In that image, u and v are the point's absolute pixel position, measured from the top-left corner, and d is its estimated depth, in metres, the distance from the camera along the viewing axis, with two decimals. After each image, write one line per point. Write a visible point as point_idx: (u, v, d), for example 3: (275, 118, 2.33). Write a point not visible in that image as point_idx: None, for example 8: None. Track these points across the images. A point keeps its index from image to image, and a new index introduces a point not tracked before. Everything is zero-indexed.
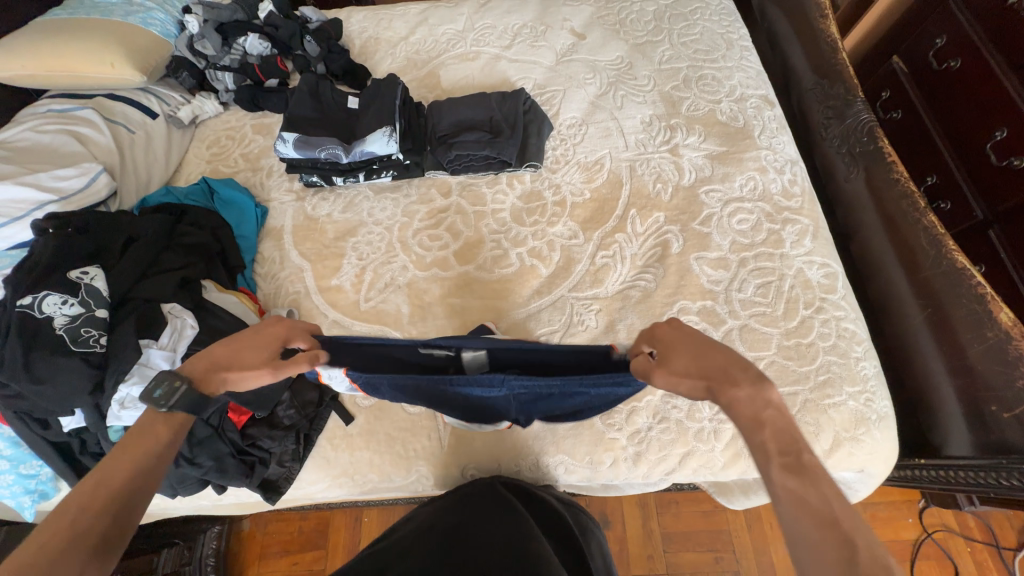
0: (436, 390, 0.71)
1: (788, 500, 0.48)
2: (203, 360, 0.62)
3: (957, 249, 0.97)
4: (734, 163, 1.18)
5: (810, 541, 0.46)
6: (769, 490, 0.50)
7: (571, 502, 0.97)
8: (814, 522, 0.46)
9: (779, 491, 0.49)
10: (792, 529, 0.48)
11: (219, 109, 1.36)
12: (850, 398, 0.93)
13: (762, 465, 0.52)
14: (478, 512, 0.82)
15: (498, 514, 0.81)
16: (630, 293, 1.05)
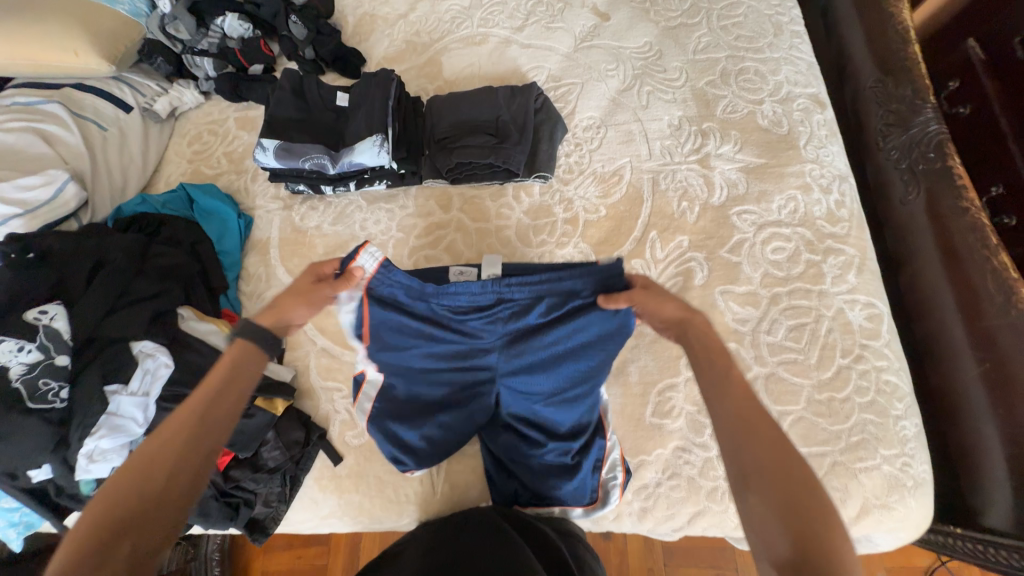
0: (428, 312, 0.80)
1: (745, 393, 0.57)
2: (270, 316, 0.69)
3: (1000, 249, 0.88)
4: (773, 179, 1.03)
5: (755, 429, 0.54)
6: (724, 378, 0.59)
7: (570, 528, 0.82)
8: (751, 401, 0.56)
9: (735, 388, 0.58)
10: (732, 411, 0.56)
11: (200, 99, 1.23)
12: (885, 462, 0.84)
13: (719, 366, 0.61)
14: (466, 546, 0.71)
15: (491, 553, 0.68)
16: (646, 331, 0.95)
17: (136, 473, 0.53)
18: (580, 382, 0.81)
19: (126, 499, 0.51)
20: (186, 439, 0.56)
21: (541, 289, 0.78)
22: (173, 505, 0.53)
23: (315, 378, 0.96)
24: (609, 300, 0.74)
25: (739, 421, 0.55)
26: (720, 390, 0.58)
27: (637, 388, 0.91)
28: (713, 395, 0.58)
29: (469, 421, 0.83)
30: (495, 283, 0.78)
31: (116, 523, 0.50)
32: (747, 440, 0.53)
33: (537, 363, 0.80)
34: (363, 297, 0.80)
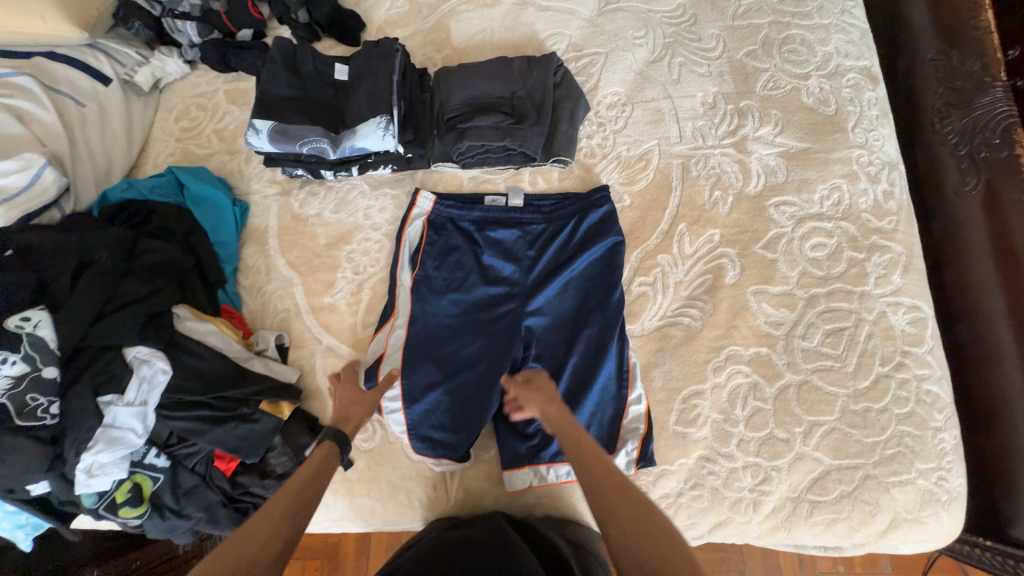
0: (471, 232, 0.96)
1: (593, 459, 0.66)
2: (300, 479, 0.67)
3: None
4: (816, 167, 0.94)
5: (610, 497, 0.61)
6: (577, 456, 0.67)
7: (584, 543, 0.78)
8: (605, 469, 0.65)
9: (585, 455, 0.67)
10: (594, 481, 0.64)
11: (185, 69, 1.12)
12: (919, 476, 0.80)
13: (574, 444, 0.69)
14: (467, 545, 0.71)
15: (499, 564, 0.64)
16: (670, 333, 0.89)
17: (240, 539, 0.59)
18: (606, 297, 0.89)
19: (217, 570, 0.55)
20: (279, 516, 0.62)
21: (557, 207, 0.96)
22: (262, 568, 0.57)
23: (322, 379, 0.92)
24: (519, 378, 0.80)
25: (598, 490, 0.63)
26: (582, 463, 0.66)
27: (661, 394, 0.86)
28: (582, 468, 0.66)
29: (503, 369, 0.87)
30: (520, 207, 0.96)
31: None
32: (607, 505, 0.61)
33: (564, 289, 0.92)
34: (425, 223, 0.97)
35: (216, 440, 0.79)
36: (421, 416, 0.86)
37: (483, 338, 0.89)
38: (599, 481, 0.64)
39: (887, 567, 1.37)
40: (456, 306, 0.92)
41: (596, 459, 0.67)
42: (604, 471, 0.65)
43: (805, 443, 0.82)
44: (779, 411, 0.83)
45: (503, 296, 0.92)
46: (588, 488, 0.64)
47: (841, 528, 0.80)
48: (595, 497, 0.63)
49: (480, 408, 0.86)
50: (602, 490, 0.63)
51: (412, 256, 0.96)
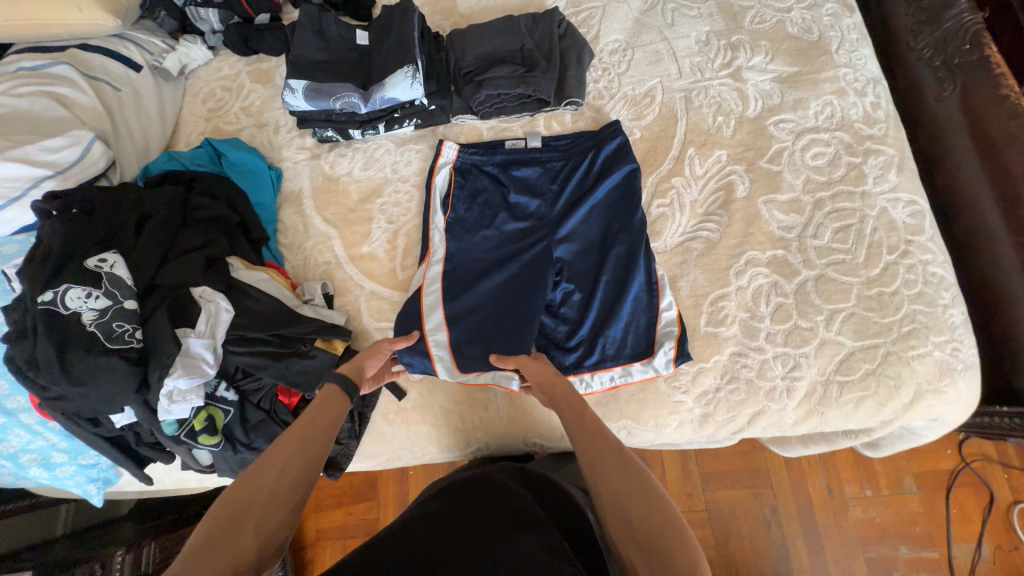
0: (497, 174, 1.03)
1: (591, 429, 0.66)
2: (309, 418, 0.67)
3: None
4: (808, 87, 1.02)
5: (607, 465, 0.61)
6: (576, 431, 0.68)
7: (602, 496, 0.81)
8: (599, 438, 0.65)
9: (585, 425, 0.67)
10: (590, 451, 0.64)
11: (208, 55, 1.19)
12: (936, 349, 0.86)
13: (574, 416, 0.69)
14: (483, 493, 0.75)
15: (512, 518, 0.68)
16: (691, 246, 0.96)
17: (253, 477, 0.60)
18: (630, 217, 0.95)
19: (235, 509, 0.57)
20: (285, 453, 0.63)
21: (575, 143, 1.03)
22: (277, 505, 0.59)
23: (368, 320, 0.97)
24: (502, 359, 0.84)
25: (593, 459, 0.62)
26: (580, 434, 0.67)
27: (689, 301, 0.93)
28: (580, 438, 0.66)
29: (538, 292, 0.93)
30: (540, 147, 1.03)
31: (228, 522, 0.56)
32: (600, 474, 0.61)
33: (589, 216, 0.98)
34: (452, 170, 1.03)
35: (278, 374, 0.83)
36: (462, 337, 0.91)
37: (516, 268, 0.95)
38: (594, 450, 0.64)
39: (912, 486, 1.41)
40: (489, 242, 0.98)
41: (596, 427, 0.67)
42: (601, 438, 0.64)
43: (827, 330, 0.88)
44: (800, 304, 0.90)
45: (531, 228, 0.98)
46: (584, 456, 0.64)
47: (870, 404, 0.86)
48: (590, 467, 0.62)
49: (518, 339, 0.89)
50: (598, 459, 0.62)
51: (443, 201, 1.02)
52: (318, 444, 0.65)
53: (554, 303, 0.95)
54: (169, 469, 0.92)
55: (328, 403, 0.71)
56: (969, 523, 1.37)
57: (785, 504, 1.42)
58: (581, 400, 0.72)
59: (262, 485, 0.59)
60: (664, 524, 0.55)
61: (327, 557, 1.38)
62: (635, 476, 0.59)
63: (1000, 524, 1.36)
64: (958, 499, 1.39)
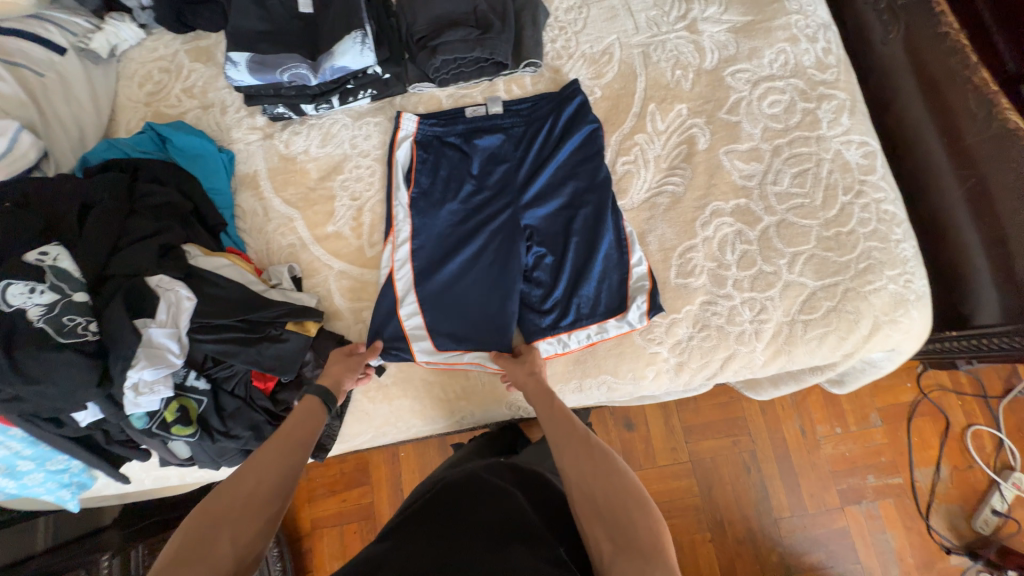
0: (459, 143, 1.01)
1: (562, 418, 0.73)
2: (284, 429, 0.71)
3: (1011, 108, 0.89)
4: (762, 35, 1.03)
5: (574, 447, 0.68)
6: (547, 421, 0.74)
7: None
8: (568, 426, 0.71)
9: (556, 414, 0.74)
10: (560, 436, 0.70)
11: (140, 35, 1.11)
12: (890, 282, 0.91)
13: (548, 407, 0.76)
14: (468, 494, 0.74)
15: (498, 517, 0.68)
16: (658, 201, 0.97)
17: (234, 485, 0.63)
18: (595, 178, 0.96)
19: (213, 525, 0.59)
20: (267, 462, 0.66)
21: (535, 105, 1.01)
22: (258, 511, 0.61)
23: (340, 300, 0.95)
24: (498, 357, 0.88)
25: (562, 443, 0.69)
26: (552, 423, 0.73)
27: (658, 255, 0.94)
28: (552, 426, 0.72)
29: (510, 259, 0.93)
30: (501, 114, 1.01)
31: (209, 528, 0.58)
32: (567, 457, 0.67)
33: (555, 178, 0.97)
34: (413, 142, 1.01)
35: (250, 359, 0.82)
36: (438, 318, 0.92)
37: (486, 236, 0.95)
38: (563, 436, 0.70)
39: (876, 420, 1.51)
40: (456, 213, 0.97)
41: (565, 417, 0.73)
42: (569, 426, 0.71)
43: (790, 272, 0.91)
44: (764, 249, 0.92)
45: (497, 195, 0.97)
46: (555, 442, 0.70)
47: (833, 339, 0.90)
48: (558, 450, 0.69)
49: (501, 327, 0.91)
50: (566, 444, 0.69)
51: (406, 175, 0.99)
52: (298, 453, 0.69)
53: (528, 267, 0.95)
54: (147, 467, 0.90)
55: (302, 413, 0.74)
56: (929, 448, 1.47)
57: (763, 448, 1.49)
58: (554, 392, 0.79)
59: (243, 492, 0.62)
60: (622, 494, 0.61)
61: (325, 544, 1.38)
62: (597, 454, 0.66)
63: (955, 446, 1.47)
64: (918, 427, 1.49)
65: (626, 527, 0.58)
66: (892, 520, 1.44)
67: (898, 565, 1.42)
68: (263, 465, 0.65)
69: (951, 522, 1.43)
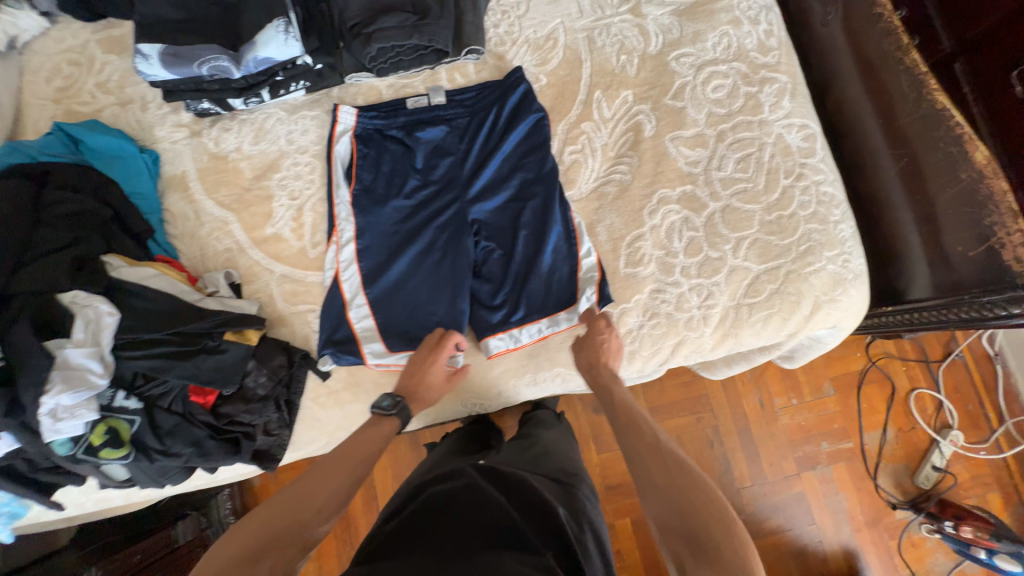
0: (401, 136, 0.97)
1: (631, 424, 0.73)
2: (349, 444, 0.73)
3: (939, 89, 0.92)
4: (705, 18, 1.02)
5: (652, 454, 0.68)
6: (623, 425, 0.74)
7: (564, 479, 0.84)
8: (640, 435, 0.71)
9: (627, 421, 0.74)
10: (637, 444, 0.70)
11: (43, 24, 1.01)
12: (829, 263, 0.93)
13: (620, 410, 0.76)
14: (454, 494, 0.72)
15: (486, 516, 0.66)
16: (606, 191, 0.97)
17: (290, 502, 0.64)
18: (543, 169, 0.94)
19: (271, 528, 0.61)
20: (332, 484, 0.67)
21: (479, 95, 0.98)
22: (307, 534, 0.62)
23: (283, 305, 0.92)
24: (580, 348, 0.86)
25: (639, 449, 0.69)
26: (628, 428, 0.73)
27: (608, 245, 0.94)
28: (629, 432, 0.72)
29: (458, 256, 0.91)
30: (444, 105, 0.98)
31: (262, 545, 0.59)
32: (645, 466, 0.66)
33: (502, 171, 0.95)
34: (353, 136, 0.96)
35: (186, 373, 0.78)
36: (389, 318, 0.89)
37: (432, 233, 0.93)
38: (636, 443, 0.70)
39: (829, 390, 1.58)
40: (401, 210, 0.94)
41: (640, 423, 0.73)
42: (642, 432, 0.71)
43: (735, 257, 0.93)
44: (709, 236, 0.93)
45: (443, 190, 0.95)
46: (630, 450, 0.70)
47: (776, 320, 0.93)
48: (636, 458, 0.69)
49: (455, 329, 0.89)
50: (643, 451, 0.69)
51: (347, 172, 0.95)
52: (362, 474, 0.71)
53: (477, 262, 0.93)
54: (85, 490, 0.86)
55: (377, 430, 0.77)
56: (877, 413, 1.56)
57: (725, 423, 1.55)
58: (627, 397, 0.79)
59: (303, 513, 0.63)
60: (703, 508, 0.59)
61: None
62: (676, 464, 0.65)
63: (900, 410, 1.56)
64: (867, 394, 1.57)
65: (707, 541, 0.56)
66: (843, 482, 1.53)
67: (849, 524, 1.51)
68: (327, 486, 0.67)
69: (896, 480, 1.53)
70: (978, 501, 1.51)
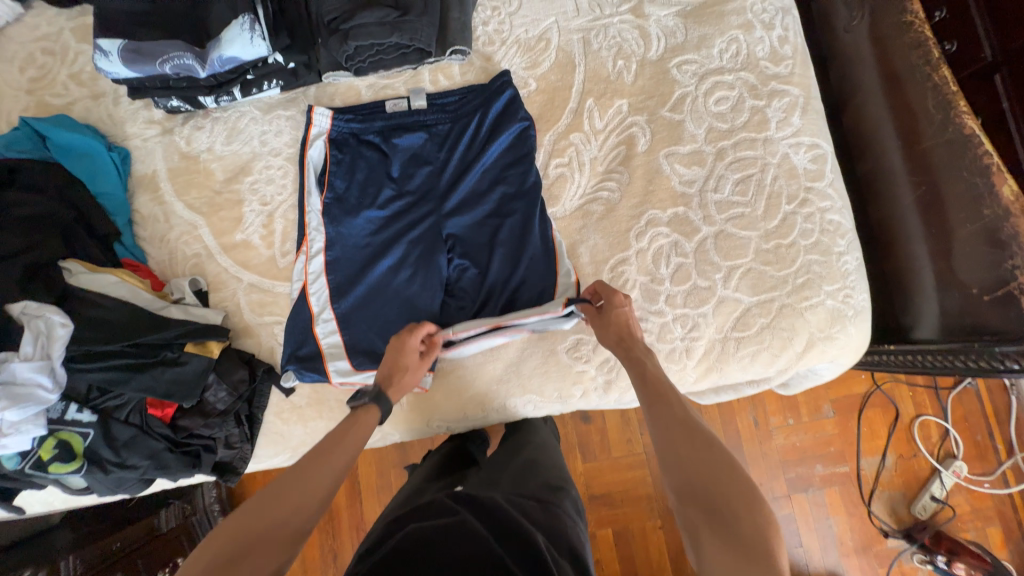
0: (378, 141, 0.92)
1: (658, 394, 0.65)
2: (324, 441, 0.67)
3: (969, 112, 0.82)
4: (713, 21, 0.93)
5: (679, 428, 0.60)
6: (649, 394, 0.66)
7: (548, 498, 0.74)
8: (668, 407, 0.63)
9: (655, 390, 0.66)
10: (665, 417, 0.62)
11: (15, 10, 0.98)
12: (828, 298, 0.87)
13: (645, 377, 0.68)
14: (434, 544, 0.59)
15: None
16: (592, 209, 0.91)
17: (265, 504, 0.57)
18: (525, 184, 0.88)
19: (244, 531, 0.54)
20: (308, 481, 0.60)
21: (462, 99, 0.92)
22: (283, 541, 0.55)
23: (250, 315, 0.89)
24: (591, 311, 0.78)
25: (665, 423, 0.61)
26: (654, 398, 0.65)
27: (590, 268, 0.89)
28: (655, 403, 0.64)
29: (430, 274, 0.87)
30: (425, 109, 0.92)
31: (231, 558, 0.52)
32: (672, 442, 0.59)
33: (482, 184, 0.89)
34: (328, 140, 0.91)
35: (143, 386, 0.76)
36: (355, 335, 0.85)
37: (405, 247, 0.88)
38: (665, 416, 0.62)
39: (828, 411, 1.51)
40: (373, 222, 0.89)
41: (669, 393, 0.65)
42: (672, 405, 0.63)
43: (725, 287, 0.87)
44: (699, 263, 0.87)
45: (418, 202, 0.90)
46: (657, 423, 0.62)
47: (765, 356, 0.87)
48: (663, 431, 0.61)
49: None
50: (671, 424, 0.61)
51: (319, 179, 0.91)
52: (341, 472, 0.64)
53: (450, 279, 0.88)
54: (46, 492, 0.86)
55: (358, 424, 0.70)
56: (877, 439, 1.49)
57: None
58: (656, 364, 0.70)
59: (278, 517, 0.56)
60: (732, 491, 0.52)
61: None
62: (705, 442, 0.57)
63: (902, 436, 1.49)
64: (868, 419, 1.50)
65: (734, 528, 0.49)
66: (835, 506, 1.47)
67: (838, 549, 1.46)
68: (304, 485, 0.60)
69: (891, 508, 1.47)
70: (977, 535, 1.44)
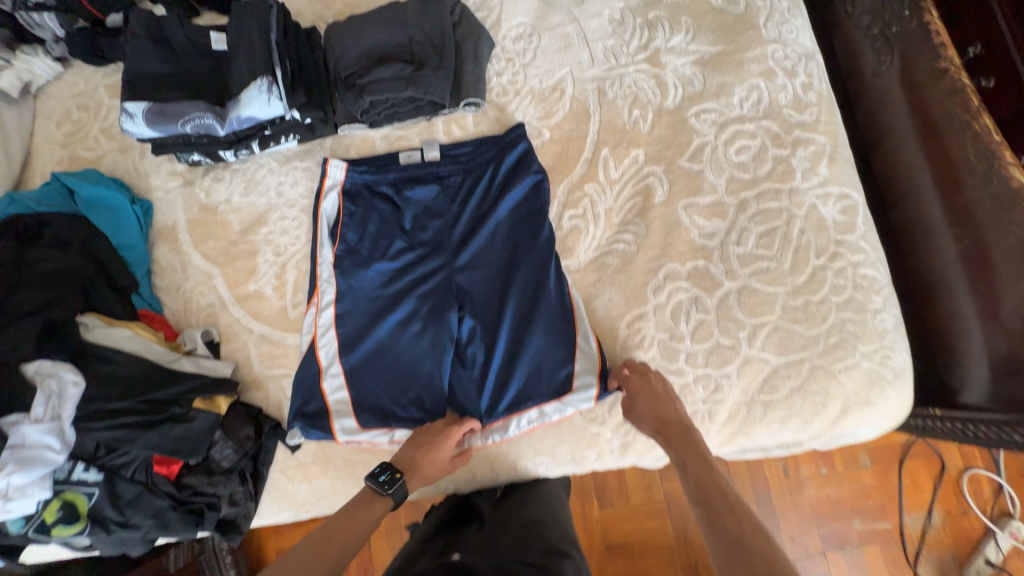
0: (391, 193, 0.92)
1: (710, 499, 0.62)
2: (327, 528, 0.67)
3: (1013, 162, 0.76)
4: (732, 69, 0.91)
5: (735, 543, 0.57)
6: (700, 496, 0.63)
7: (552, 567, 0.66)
8: (723, 514, 0.60)
9: (705, 492, 0.63)
10: (721, 526, 0.59)
11: (56, 68, 1.03)
12: (864, 359, 0.80)
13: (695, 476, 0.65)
14: None
15: None
16: (607, 262, 0.88)
17: None
18: (537, 237, 0.86)
19: None
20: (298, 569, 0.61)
21: (476, 150, 0.91)
22: None
23: (260, 367, 0.88)
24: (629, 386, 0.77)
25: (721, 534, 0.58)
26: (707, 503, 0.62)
27: (605, 324, 0.85)
28: (707, 508, 0.62)
29: (440, 330, 0.84)
30: (439, 160, 0.91)
31: None
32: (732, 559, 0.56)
33: (494, 237, 0.88)
34: (341, 192, 0.91)
35: (149, 444, 0.75)
36: (363, 392, 0.84)
37: (415, 301, 0.87)
38: (720, 526, 0.59)
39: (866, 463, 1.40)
40: (384, 275, 0.88)
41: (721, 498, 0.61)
42: (727, 514, 0.60)
43: (749, 346, 0.81)
44: (722, 320, 0.83)
45: (429, 255, 0.89)
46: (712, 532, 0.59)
47: (796, 422, 0.81)
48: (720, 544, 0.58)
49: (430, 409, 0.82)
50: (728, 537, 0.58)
51: (332, 231, 0.90)
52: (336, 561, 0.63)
53: (460, 337, 0.86)
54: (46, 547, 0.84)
55: (365, 509, 0.71)
56: (921, 492, 1.36)
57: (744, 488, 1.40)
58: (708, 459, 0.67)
59: None
60: None
61: None
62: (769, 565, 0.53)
63: (950, 490, 1.36)
64: (910, 470, 1.38)
65: None
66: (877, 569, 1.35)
67: None
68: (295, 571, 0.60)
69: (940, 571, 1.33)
70: None
